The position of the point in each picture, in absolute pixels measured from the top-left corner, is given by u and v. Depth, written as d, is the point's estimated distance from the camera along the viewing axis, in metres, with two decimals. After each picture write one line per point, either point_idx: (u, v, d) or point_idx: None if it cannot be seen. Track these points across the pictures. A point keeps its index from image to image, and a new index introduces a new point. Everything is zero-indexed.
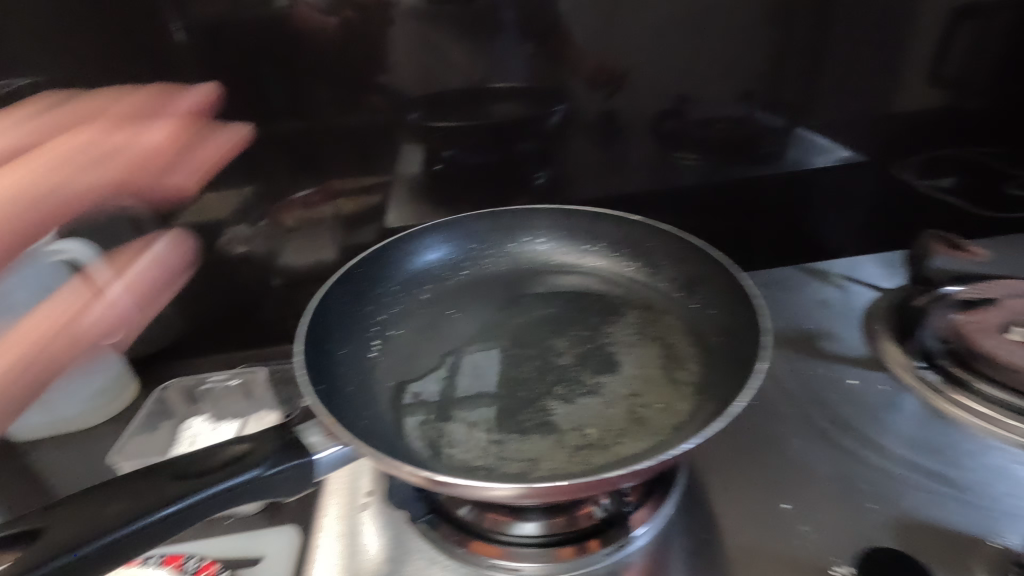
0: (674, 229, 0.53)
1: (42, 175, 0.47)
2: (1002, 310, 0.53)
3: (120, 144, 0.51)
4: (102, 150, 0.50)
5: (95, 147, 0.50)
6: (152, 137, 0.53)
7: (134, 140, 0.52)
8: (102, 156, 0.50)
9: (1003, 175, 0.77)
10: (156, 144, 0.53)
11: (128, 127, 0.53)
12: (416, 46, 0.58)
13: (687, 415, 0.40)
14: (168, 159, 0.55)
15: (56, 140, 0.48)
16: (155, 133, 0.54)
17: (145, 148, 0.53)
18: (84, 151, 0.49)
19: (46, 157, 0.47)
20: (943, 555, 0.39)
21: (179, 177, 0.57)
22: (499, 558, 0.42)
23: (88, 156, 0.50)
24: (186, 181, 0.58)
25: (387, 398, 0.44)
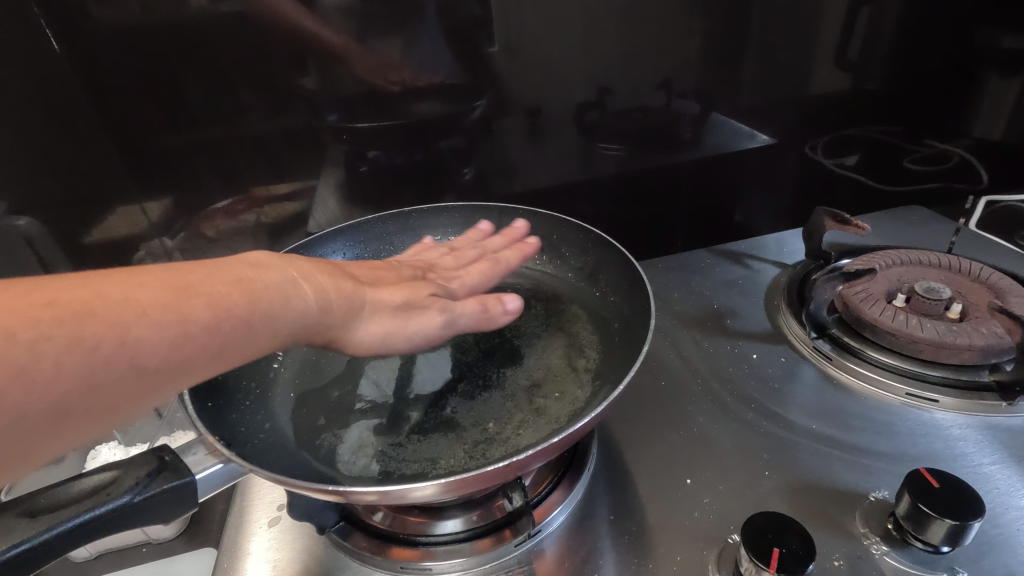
0: (578, 223, 0.60)
1: (293, 323, 0.36)
2: (882, 279, 0.58)
3: (358, 309, 0.41)
4: (340, 323, 0.40)
5: (340, 307, 0.40)
6: (394, 301, 0.44)
7: (415, 329, 0.44)
8: (346, 312, 0.40)
9: (900, 151, 0.82)
10: (417, 337, 0.44)
11: (416, 308, 0.44)
12: (333, 47, 0.58)
13: (583, 401, 0.46)
14: (393, 322, 0.43)
15: (333, 288, 0.40)
16: (378, 311, 0.42)
17: (413, 339, 0.43)
18: (332, 296, 0.39)
19: (319, 309, 0.38)
20: (826, 512, 0.42)
21: (371, 344, 0.42)
22: (416, 560, 0.41)
23: (328, 321, 0.39)
24: (373, 344, 0.42)
25: (289, 409, 0.47)
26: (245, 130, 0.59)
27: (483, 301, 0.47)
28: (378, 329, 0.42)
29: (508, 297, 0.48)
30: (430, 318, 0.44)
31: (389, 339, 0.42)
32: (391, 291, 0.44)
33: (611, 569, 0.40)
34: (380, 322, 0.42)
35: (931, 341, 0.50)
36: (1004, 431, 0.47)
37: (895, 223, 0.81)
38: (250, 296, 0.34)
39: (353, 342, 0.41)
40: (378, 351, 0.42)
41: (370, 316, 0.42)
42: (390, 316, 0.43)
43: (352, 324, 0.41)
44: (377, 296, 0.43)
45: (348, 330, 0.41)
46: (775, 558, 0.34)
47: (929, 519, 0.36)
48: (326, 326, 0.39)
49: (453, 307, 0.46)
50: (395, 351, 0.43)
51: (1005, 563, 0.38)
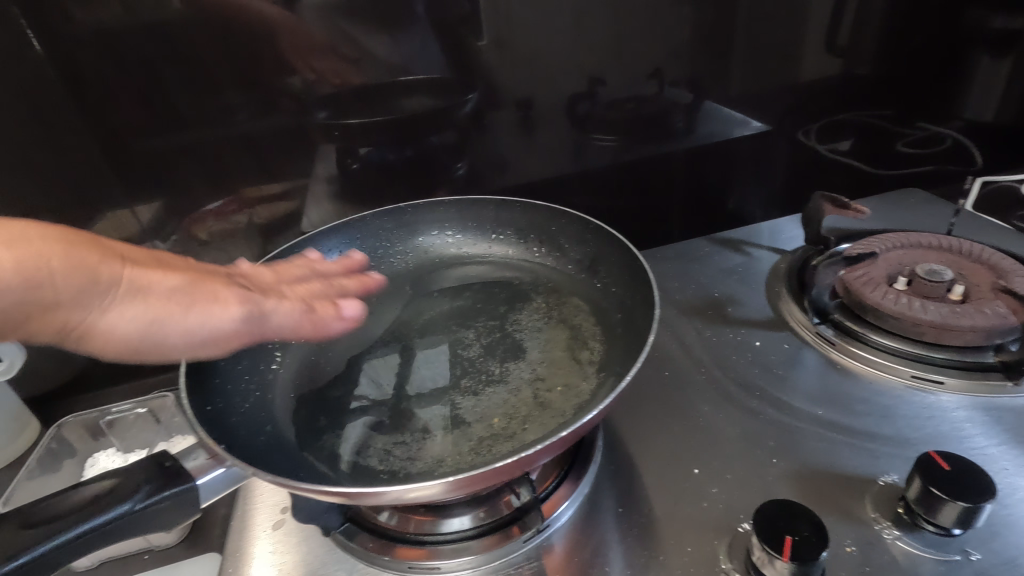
0: (575, 214, 0.60)
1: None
2: (882, 263, 0.57)
3: (104, 289, 0.34)
4: (70, 304, 0.33)
5: (66, 284, 0.32)
6: (168, 286, 0.37)
7: (197, 321, 0.37)
8: (79, 289, 0.33)
9: (893, 134, 0.82)
10: (191, 330, 0.36)
11: (204, 298, 0.38)
12: (318, 44, 0.57)
13: (588, 394, 0.45)
14: (158, 309, 0.35)
15: (56, 255, 0.32)
16: (139, 294, 0.35)
17: (192, 332, 0.36)
18: (52, 270, 0.32)
19: (27, 289, 0.31)
20: (834, 497, 0.42)
21: (123, 334, 0.35)
22: (423, 559, 0.40)
23: (51, 299, 0.32)
24: (124, 335, 0.35)
25: (288, 410, 0.46)
26: (232, 130, 0.58)
27: (313, 306, 0.44)
28: (134, 316, 0.35)
29: (345, 303, 0.45)
30: (227, 310, 0.38)
31: (153, 329, 0.35)
32: (162, 275, 0.37)
33: (621, 563, 0.39)
34: (141, 308, 0.35)
35: (933, 323, 0.49)
36: (1009, 411, 0.47)
37: (892, 206, 0.81)
38: None
39: (93, 332, 0.34)
40: (136, 346, 0.35)
41: (116, 301, 0.34)
42: (158, 301, 0.36)
43: (89, 307, 0.33)
44: (143, 275, 0.36)
45: (86, 313, 0.33)
46: (788, 546, 0.34)
47: (940, 502, 0.36)
48: (44, 307, 0.32)
49: (264, 305, 0.41)
50: (165, 344, 0.36)
51: (1015, 544, 0.38)
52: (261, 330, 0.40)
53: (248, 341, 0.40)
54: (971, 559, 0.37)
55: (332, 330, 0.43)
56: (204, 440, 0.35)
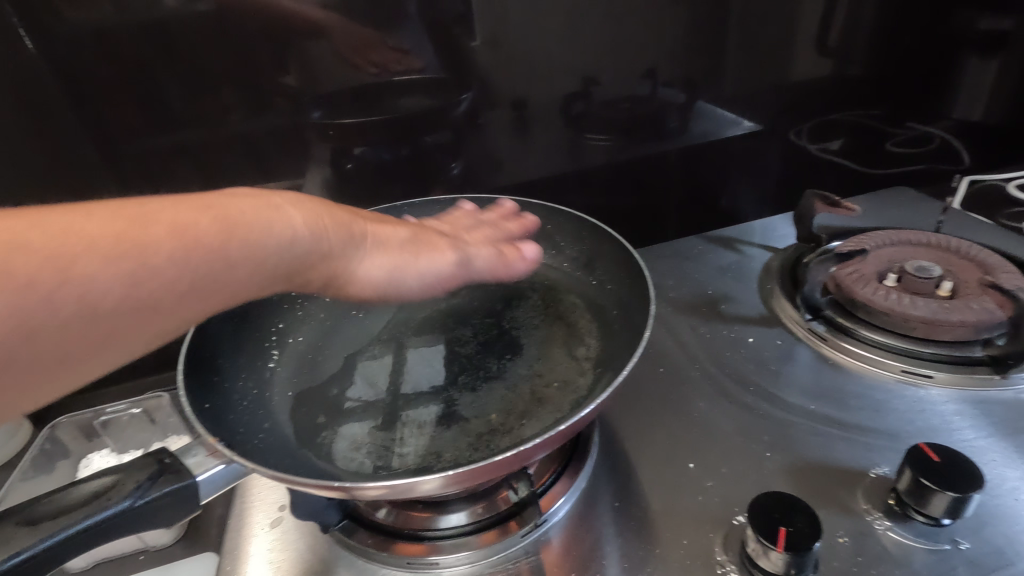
0: (572, 212, 0.60)
1: (282, 250, 0.37)
2: (873, 260, 0.58)
3: (358, 241, 0.44)
4: (341, 255, 0.42)
5: (337, 239, 0.42)
6: (401, 238, 0.48)
7: (425, 267, 0.48)
8: (347, 242, 0.43)
9: (883, 134, 0.83)
10: (425, 274, 0.48)
11: (425, 248, 0.49)
12: (313, 43, 0.57)
13: (586, 389, 0.46)
14: (400, 258, 0.46)
15: (323, 214, 0.41)
16: (381, 247, 0.46)
17: (425, 275, 0.48)
18: (329, 227, 0.41)
19: (316, 238, 0.40)
20: (827, 490, 0.42)
21: (376, 278, 0.45)
22: (422, 555, 0.41)
23: (329, 248, 0.41)
24: (377, 279, 0.45)
25: (285, 408, 0.46)
26: (228, 130, 0.58)
27: (503, 249, 0.52)
28: (381, 263, 0.45)
29: (526, 247, 0.53)
30: (445, 256, 0.49)
31: (396, 274, 0.46)
32: (392, 230, 0.47)
33: (617, 557, 0.40)
34: (382, 256, 0.45)
35: (923, 318, 0.50)
36: (997, 404, 0.48)
37: (882, 204, 0.82)
38: (232, 225, 0.35)
39: (358, 276, 0.44)
40: (384, 287, 0.46)
41: (370, 252, 0.45)
42: (393, 252, 0.46)
43: (354, 256, 0.43)
44: (382, 233, 0.47)
45: (354, 262, 0.44)
46: (782, 537, 0.34)
47: (930, 492, 0.37)
48: (324, 256, 0.41)
49: (469, 252, 0.51)
50: (406, 286, 0.47)
51: (1003, 533, 0.39)
52: (468, 273, 0.50)
53: (460, 283, 0.51)
54: (960, 548, 0.38)
55: (517, 269, 0.51)
56: (204, 437, 0.35)
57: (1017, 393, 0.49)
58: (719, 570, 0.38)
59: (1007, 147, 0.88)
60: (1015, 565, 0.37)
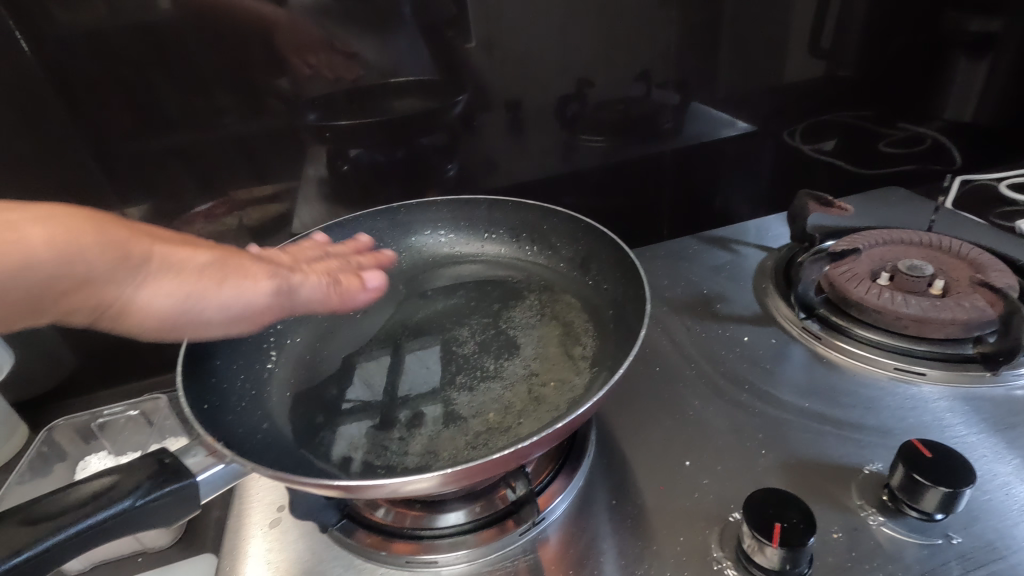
0: (567, 213, 0.61)
1: (4, 280, 0.32)
2: (866, 259, 0.59)
3: (136, 265, 0.37)
4: (101, 282, 0.35)
5: (88, 263, 0.34)
6: (200, 264, 0.40)
7: (230, 295, 0.40)
8: (111, 265, 0.35)
9: (876, 134, 0.84)
10: (232, 302, 0.40)
11: (239, 273, 0.41)
12: (308, 46, 0.57)
13: (582, 388, 0.46)
14: (193, 285, 0.38)
15: (78, 235, 0.34)
16: (172, 271, 0.38)
17: (227, 306, 0.39)
18: (86, 249, 0.34)
19: (63, 262, 0.34)
20: (822, 487, 0.43)
21: (161, 309, 0.37)
22: (421, 553, 0.41)
23: (85, 274, 0.34)
24: (162, 309, 0.37)
25: (284, 409, 0.46)
26: (223, 132, 0.58)
27: (338, 278, 0.46)
28: (169, 291, 0.37)
29: (368, 274, 0.47)
30: (258, 284, 0.41)
31: (190, 301, 0.38)
32: (192, 253, 0.40)
33: (616, 554, 0.40)
34: (172, 281, 0.38)
35: (915, 316, 0.51)
36: (988, 401, 0.48)
37: (875, 204, 0.82)
38: None
39: (132, 308, 0.36)
40: (172, 322, 0.38)
41: (148, 277, 0.37)
42: (191, 277, 0.39)
43: (125, 283, 0.36)
44: (175, 254, 0.39)
45: (124, 288, 0.36)
46: (778, 533, 0.35)
47: (923, 488, 0.37)
48: (82, 285, 0.35)
49: (292, 279, 0.43)
50: (202, 319, 0.39)
51: (994, 527, 0.39)
52: (294, 303, 0.43)
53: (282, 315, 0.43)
54: (952, 543, 0.38)
55: (354, 300, 0.45)
56: (204, 437, 0.36)
57: (1008, 390, 0.49)
58: (716, 566, 0.39)
59: (996, 146, 0.89)
60: (1006, 559, 0.37)
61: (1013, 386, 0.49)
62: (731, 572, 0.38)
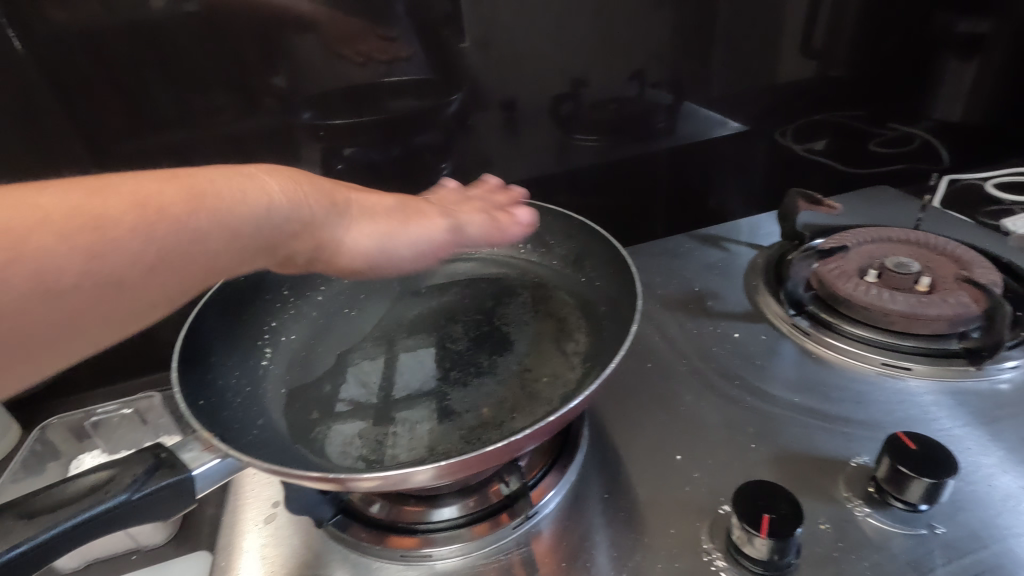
0: (561, 211, 0.61)
1: (260, 218, 0.38)
2: (854, 257, 0.60)
3: (340, 211, 0.45)
4: (323, 224, 0.43)
5: (317, 202, 0.43)
6: (388, 207, 0.50)
7: (417, 234, 0.50)
8: (334, 209, 0.45)
9: (866, 134, 0.85)
10: (416, 241, 0.50)
11: (416, 216, 0.51)
12: (304, 44, 0.58)
13: (575, 383, 0.47)
14: (390, 225, 0.49)
15: (303, 185, 0.42)
16: (368, 215, 0.48)
17: (419, 240, 0.50)
18: (310, 194, 0.42)
19: (294, 205, 0.41)
20: (810, 480, 0.43)
21: (366, 245, 0.47)
22: (416, 548, 0.41)
23: (313, 216, 0.42)
24: (368, 245, 0.47)
25: (279, 405, 0.47)
26: (219, 130, 0.59)
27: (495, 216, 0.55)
28: (369, 231, 0.47)
29: (520, 212, 0.56)
30: (436, 223, 0.51)
31: (386, 240, 0.48)
32: (379, 199, 0.50)
33: (607, 546, 0.41)
34: (371, 225, 0.47)
35: (902, 312, 0.52)
36: (973, 395, 0.49)
37: (865, 203, 0.84)
38: (206, 200, 0.35)
39: (344, 248, 0.46)
40: (374, 256, 0.48)
41: (353, 221, 0.46)
42: (383, 220, 0.48)
43: (338, 225, 0.45)
44: (367, 202, 0.48)
45: (338, 230, 0.45)
46: (766, 523, 0.36)
47: (908, 478, 0.38)
48: (312, 225, 0.42)
49: (460, 218, 0.54)
50: (397, 256, 0.49)
51: (978, 518, 0.40)
52: (462, 237, 0.53)
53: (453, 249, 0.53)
54: (936, 533, 0.39)
55: (512, 234, 0.55)
56: (199, 432, 0.36)
57: (992, 384, 0.50)
58: (706, 557, 0.39)
59: (984, 146, 0.91)
60: (988, 548, 0.38)
61: (997, 380, 0.50)
62: (722, 563, 0.39)
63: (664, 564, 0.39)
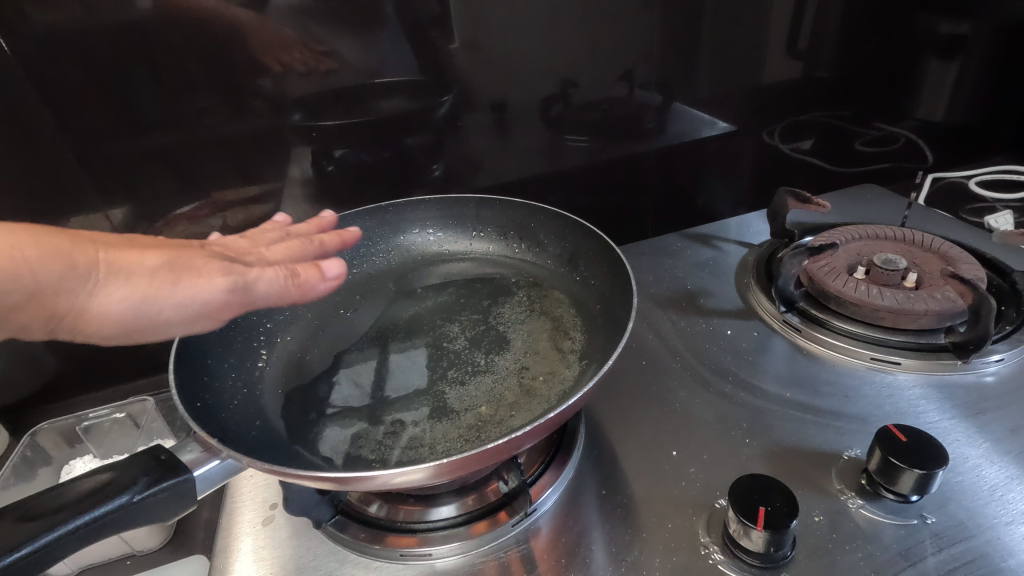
0: (555, 211, 0.62)
1: None
2: (843, 254, 0.61)
3: (83, 273, 0.34)
4: (58, 296, 0.33)
5: (46, 279, 0.32)
6: (151, 266, 0.36)
7: (186, 295, 0.36)
8: (59, 281, 0.33)
9: (851, 133, 0.86)
10: (189, 304, 0.36)
11: (190, 272, 0.37)
12: (294, 46, 0.57)
13: (572, 381, 0.47)
14: (150, 286, 0.36)
15: (27, 251, 0.32)
16: (121, 275, 0.35)
17: (183, 305, 0.36)
18: (30, 265, 0.32)
19: (5, 279, 0.31)
20: (805, 473, 0.44)
21: (117, 314, 0.35)
22: (415, 546, 0.41)
23: (35, 291, 0.32)
24: (119, 315, 0.35)
25: (277, 406, 0.47)
26: (207, 133, 0.58)
27: (296, 268, 0.41)
28: (121, 297, 0.35)
29: (327, 262, 0.41)
30: (212, 281, 0.37)
31: (141, 310, 0.35)
32: (146, 256, 0.37)
33: (605, 542, 0.41)
34: (123, 290, 0.35)
35: (890, 308, 0.52)
36: (960, 388, 0.50)
37: (851, 201, 0.85)
38: None
39: (92, 316, 0.34)
40: (132, 326, 0.35)
41: (99, 284, 0.34)
42: (145, 281, 0.36)
43: (76, 291, 0.34)
44: (123, 258, 0.36)
45: (77, 299, 0.34)
46: (762, 516, 0.36)
47: (900, 470, 0.39)
48: (35, 299, 0.32)
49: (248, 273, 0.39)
50: (163, 322, 0.36)
51: (966, 507, 0.41)
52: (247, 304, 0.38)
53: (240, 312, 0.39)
54: (927, 523, 0.40)
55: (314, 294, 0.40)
56: (198, 433, 0.36)
57: (978, 376, 0.51)
58: (703, 551, 0.40)
59: (966, 144, 0.93)
60: (976, 537, 0.39)
61: (982, 373, 0.52)
62: (719, 557, 0.39)
63: (662, 559, 0.40)
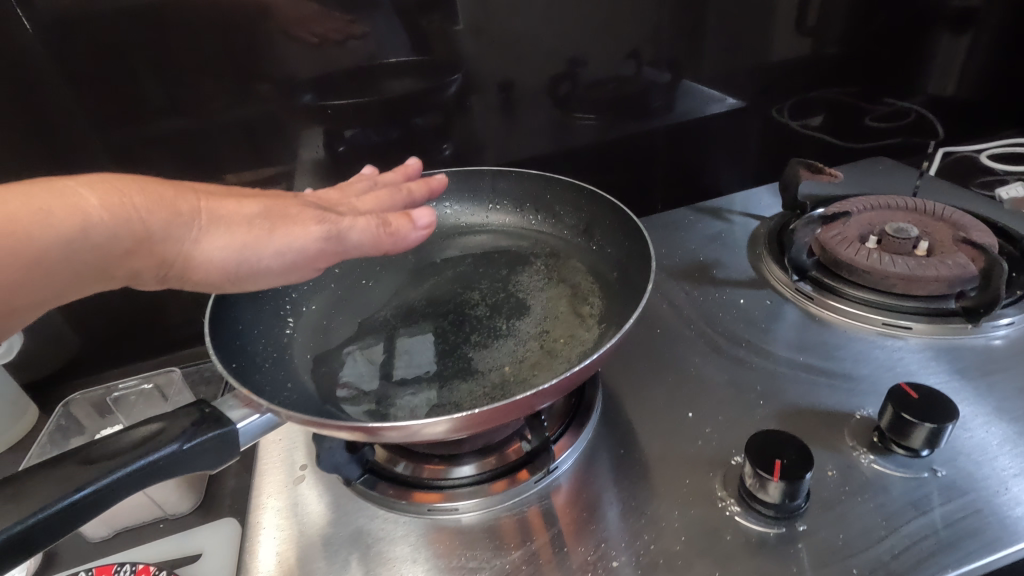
0: (570, 182, 0.63)
1: (70, 245, 0.33)
2: (855, 223, 0.61)
3: (188, 220, 0.37)
4: (166, 241, 0.36)
5: (158, 223, 0.35)
6: (249, 215, 0.39)
7: (281, 244, 0.38)
8: (169, 225, 0.36)
9: (860, 109, 0.86)
10: (283, 254, 0.38)
11: (285, 221, 0.39)
12: (306, 28, 0.58)
13: (592, 342, 0.48)
14: (247, 235, 0.37)
15: (137, 198, 0.35)
16: (222, 224, 0.37)
17: (280, 255, 0.38)
18: (140, 209, 0.35)
19: (119, 224, 0.34)
20: (819, 431, 0.45)
21: (219, 261, 0.37)
22: (440, 502, 0.43)
23: (146, 233, 0.35)
24: (220, 262, 0.37)
25: (306, 369, 0.48)
26: (225, 113, 0.59)
27: (387, 218, 0.41)
28: (222, 243, 0.37)
29: (417, 211, 0.42)
30: (307, 230, 0.39)
31: (244, 255, 0.37)
32: (243, 204, 0.39)
33: (622, 498, 0.43)
34: (225, 237, 0.37)
35: (902, 274, 0.53)
36: (969, 351, 0.51)
37: (860, 175, 0.85)
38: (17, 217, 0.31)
39: (197, 262, 0.37)
40: (233, 273, 0.37)
41: (204, 230, 0.37)
42: (243, 228, 0.38)
43: (182, 237, 0.36)
44: (222, 207, 0.38)
45: (185, 243, 0.36)
46: (778, 468, 0.37)
47: (911, 425, 0.40)
48: (149, 242, 0.35)
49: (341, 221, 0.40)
50: (260, 268, 0.38)
51: (974, 461, 0.42)
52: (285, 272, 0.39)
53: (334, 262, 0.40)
54: (937, 476, 0.41)
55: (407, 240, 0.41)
56: (237, 391, 0.37)
57: (987, 340, 0.52)
58: (720, 503, 0.41)
59: (975, 119, 0.93)
60: (983, 489, 0.40)
61: (991, 337, 0.53)
62: (735, 509, 0.41)
63: (680, 511, 0.41)
